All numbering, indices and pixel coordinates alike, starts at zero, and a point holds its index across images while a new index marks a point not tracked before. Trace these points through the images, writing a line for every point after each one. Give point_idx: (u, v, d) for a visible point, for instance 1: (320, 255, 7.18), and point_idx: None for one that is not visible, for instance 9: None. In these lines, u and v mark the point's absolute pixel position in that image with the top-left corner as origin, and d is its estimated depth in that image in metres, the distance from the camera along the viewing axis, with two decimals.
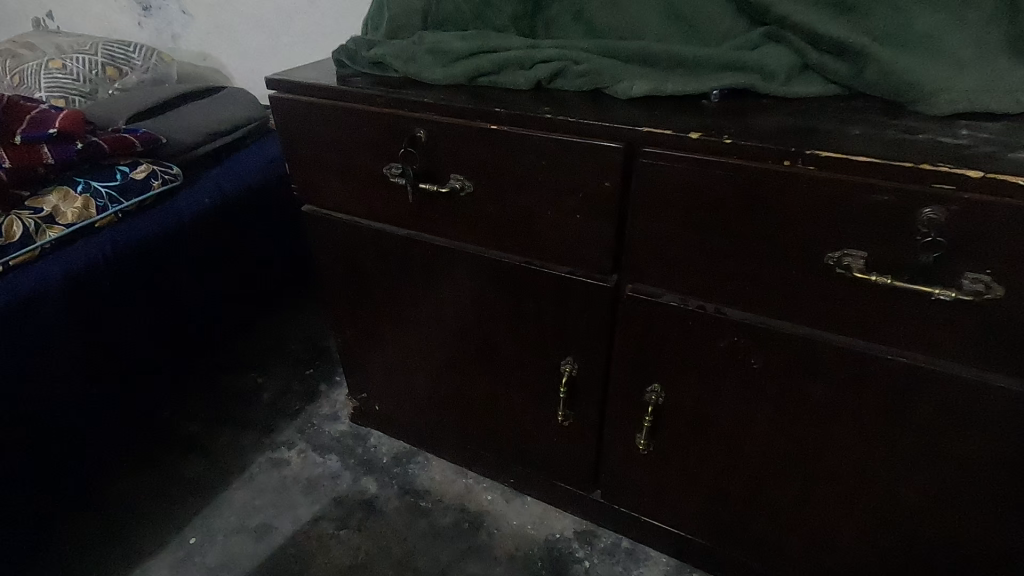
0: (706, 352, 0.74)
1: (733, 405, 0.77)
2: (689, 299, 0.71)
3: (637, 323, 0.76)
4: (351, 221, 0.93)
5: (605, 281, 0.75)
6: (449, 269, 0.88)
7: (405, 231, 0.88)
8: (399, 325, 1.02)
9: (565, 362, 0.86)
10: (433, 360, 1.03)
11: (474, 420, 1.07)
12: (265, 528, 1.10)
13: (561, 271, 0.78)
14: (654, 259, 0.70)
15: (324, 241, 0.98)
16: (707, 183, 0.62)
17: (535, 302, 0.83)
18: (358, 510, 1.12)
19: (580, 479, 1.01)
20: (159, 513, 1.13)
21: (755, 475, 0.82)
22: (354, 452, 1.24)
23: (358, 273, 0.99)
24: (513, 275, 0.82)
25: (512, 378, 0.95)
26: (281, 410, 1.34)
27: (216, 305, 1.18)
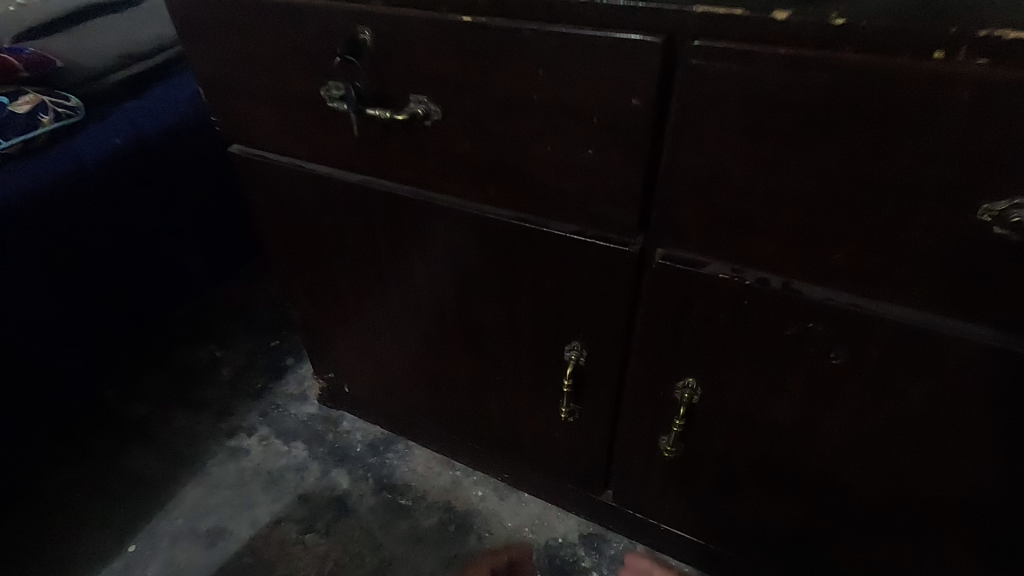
0: (763, 340, 0.55)
1: (793, 406, 0.58)
2: (746, 269, 0.52)
3: (669, 300, 0.57)
4: (290, 164, 0.71)
5: (626, 246, 0.55)
6: (416, 228, 0.67)
7: (360, 177, 0.67)
8: (363, 296, 0.82)
9: (571, 349, 0.67)
10: (408, 339, 0.84)
11: (460, 407, 0.89)
12: (218, 532, 0.94)
13: (565, 232, 0.57)
14: (698, 212, 0.50)
15: (261, 191, 0.77)
16: (799, 91, 0.41)
17: (531, 270, 0.62)
18: (327, 510, 0.96)
19: (587, 480, 0.84)
20: (95, 515, 0.97)
21: (812, 489, 0.64)
22: (324, 439, 1.07)
23: (308, 231, 0.78)
24: (501, 236, 0.61)
25: (504, 363, 0.76)
26: (241, 389, 1.16)
27: (143, 269, 0.98)
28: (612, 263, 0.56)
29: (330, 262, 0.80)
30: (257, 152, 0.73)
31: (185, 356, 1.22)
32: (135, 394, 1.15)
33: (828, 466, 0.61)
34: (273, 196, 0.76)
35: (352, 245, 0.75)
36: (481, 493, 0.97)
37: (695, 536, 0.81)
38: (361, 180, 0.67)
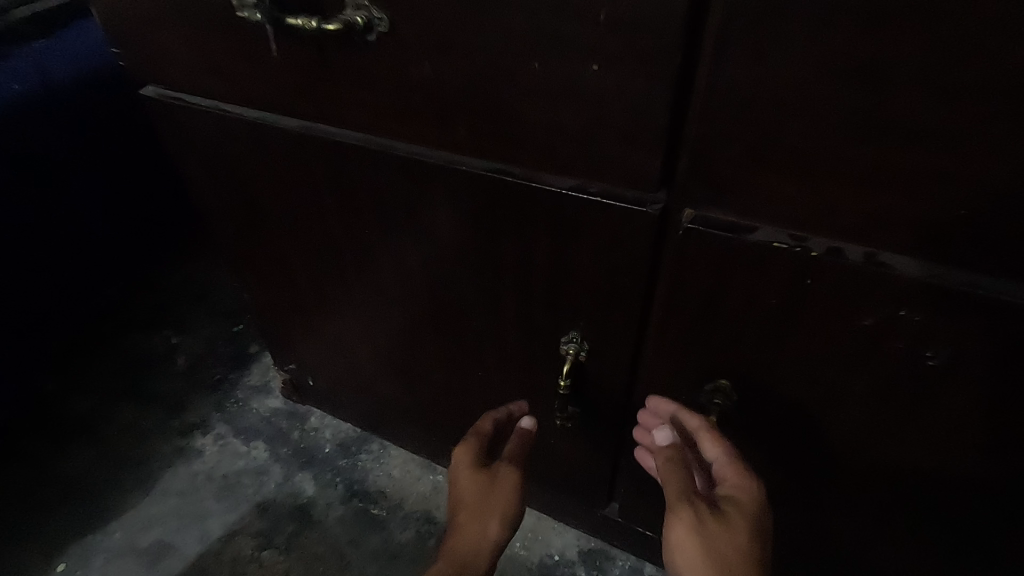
0: (826, 333, 0.40)
1: (859, 418, 0.45)
2: (810, 236, 0.37)
3: (698, 279, 0.42)
4: (213, 106, 0.56)
5: (642, 206, 0.40)
6: (370, 187, 0.53)
7: (298, 122, 0.52)
8: (318, 274, 0.68)
9: (567, 343, 0.53)
10: (374, 326, 0.70)
11: (440, 405, 0.75)
12: (162, 549, 0.82)
13: (560, 188, 0.42)
14: (748, 154, 0.35)
15: (186, 145, 0.62)
16: None
17: (517, 240, 0.48)
18: (287, 522, 0.84)
19: (588, 492, 0.71)
20: (21, 528, 0.84)
21: (871, 517, 0.51)
22: (288, 438, 0.94)
23: (246, 196, 0.63)
24: (476, 194, 0.47)
25: (488, 355, 0.62)
26: (197, 379, 1.02)
27: (52, 251, 0.85)
28: (624, 230, 0.42)
29: (276, 234, 0.66)
30: (174, 94, 0.58)
31: (134, 342, 1.07)
32: (76, 386, 1.01)
33: (897, 492, 0.48)
34: (200, 150, 0.61)
35: (299, 212, 0.61)
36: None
37: None
38: (299, 125, 0.52)
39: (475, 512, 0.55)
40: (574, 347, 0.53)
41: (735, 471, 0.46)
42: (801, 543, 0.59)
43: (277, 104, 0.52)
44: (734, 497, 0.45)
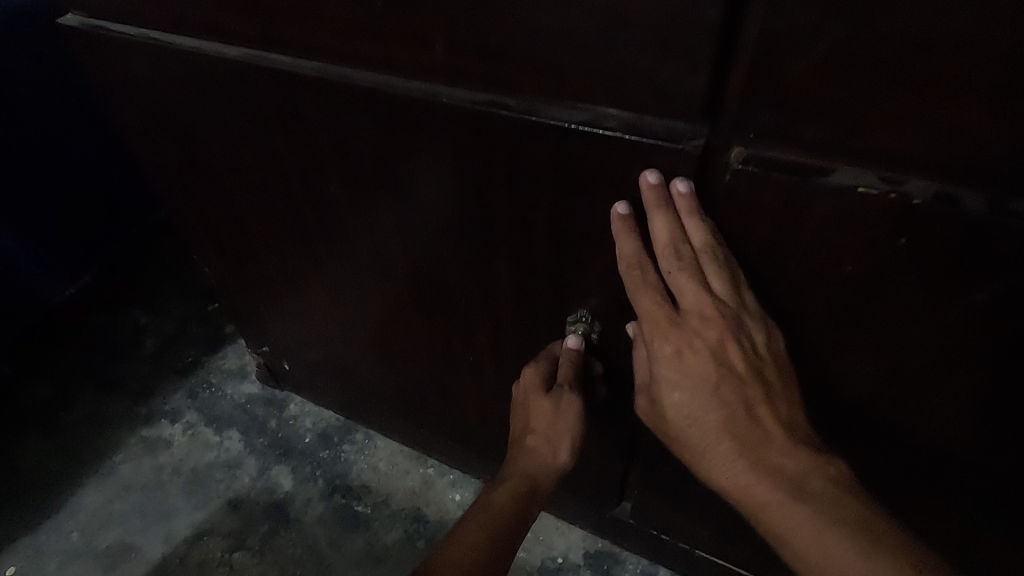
0: (914, 306, 0.31)
1: (942, 410, 0.36)
2: (908, 178, 0.27)
3: (747, 238, 0.33)
4: (143, 37, 0.46)
5: (674, 143, 0.30)
6: (330, 133, 0.43)
7: (240, 52, 0.42)
8: (283, 245, 0.58)
9: (572, 325, 0.44)
10: (351, 307, 0.61)
11: (428, 394, 0.67)
12: (122, 550, 0.74)
13: (566, 121, 0.33)
14: (833, 60, 0.25)
15: (121, 91, 0.52)
16: None
17: (512, 198, 0.38)
18: (261, 520, 0.76)
19: (597, 491, 0.62)
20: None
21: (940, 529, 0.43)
22: (265, 427, 0.85)
23: (194, 151, 0.54)
24: (461, 137, 0.37)
25: (479, 341, 0.53)
26: (167, 362, 0.93)
27: None
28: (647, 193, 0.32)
29: (233, 198, 0.56)
30: (100, 25, 0.48)
31: (100, 321, 0.98)
32: (34, 371, 0.92)
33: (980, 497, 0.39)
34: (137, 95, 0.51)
35: (255, 171, 0.51)
36: (458, 498, 0.76)
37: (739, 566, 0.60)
38: (244, 56, 0.42)
39: (545, 436, 0.47)
40: (583, 330, 0.44)
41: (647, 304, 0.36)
42: None
43: (216, 29, 0.42)
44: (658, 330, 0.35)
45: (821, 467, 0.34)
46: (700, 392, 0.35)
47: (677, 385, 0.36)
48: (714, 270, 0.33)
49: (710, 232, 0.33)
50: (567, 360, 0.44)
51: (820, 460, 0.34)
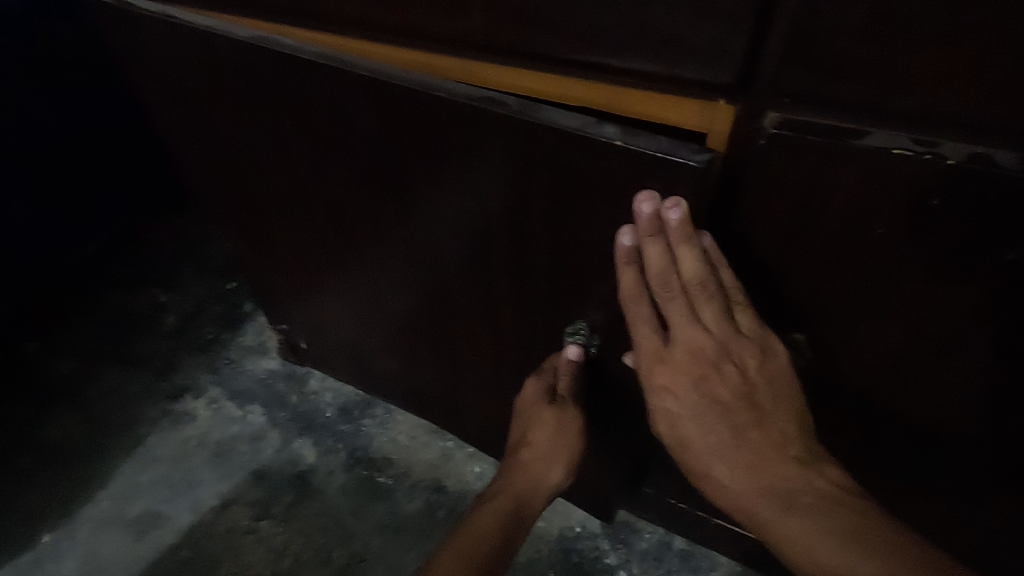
0: (941, 264, 0.33)
1: (963, 365, 0.37)
2: (943, 141, 0.28)
3: (779, 204, 0.34)
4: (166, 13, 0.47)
5: (677, 157, 0.31)
6: (351, 114, 0.43)
7: (251, 35, 0.43)
8: (306, 221, 0.59)
9: (574, 335, 0.48)
10: (372, 284, 0.62)
11: (446, 371, 0.68)
12: (152, 519, 0.76)
13: (564, 125, 0.34)
14: (869, 23, 0.25)
15: (147, 67, 0.53)
16: None
17: (525, 186, 0.39)
18: (286, 491, 0.77)
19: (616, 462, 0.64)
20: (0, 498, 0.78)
21: (959, 477, 0.45)
22: (286, 402, 0.87)
23: (218, 128, 0.54)
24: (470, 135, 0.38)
25: (498, 319, 0.54)
26: (187, 340, 0.95)
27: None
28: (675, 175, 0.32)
29: (256, 174, 0.57)
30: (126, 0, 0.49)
31: (120, 300, 0.99)
32: (57, 347, 0.93)
33: (999, 450, 0.41)
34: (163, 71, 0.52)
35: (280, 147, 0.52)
36: (476, 470, 0.78)
37: (755, 533, 0.62)
38: (263, 44, 0.43)
39: (540, 452, 0.53)
40: (582, 340, 0.48)
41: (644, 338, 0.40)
42: None
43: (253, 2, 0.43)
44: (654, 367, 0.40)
45: (813, 480, 0.38)
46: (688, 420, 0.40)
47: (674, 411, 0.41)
48: (705, 305, 0.36)
49: (703, 265, 0.35)
50: (567, 369, 0.49)
51: (812, 473, 0.39)
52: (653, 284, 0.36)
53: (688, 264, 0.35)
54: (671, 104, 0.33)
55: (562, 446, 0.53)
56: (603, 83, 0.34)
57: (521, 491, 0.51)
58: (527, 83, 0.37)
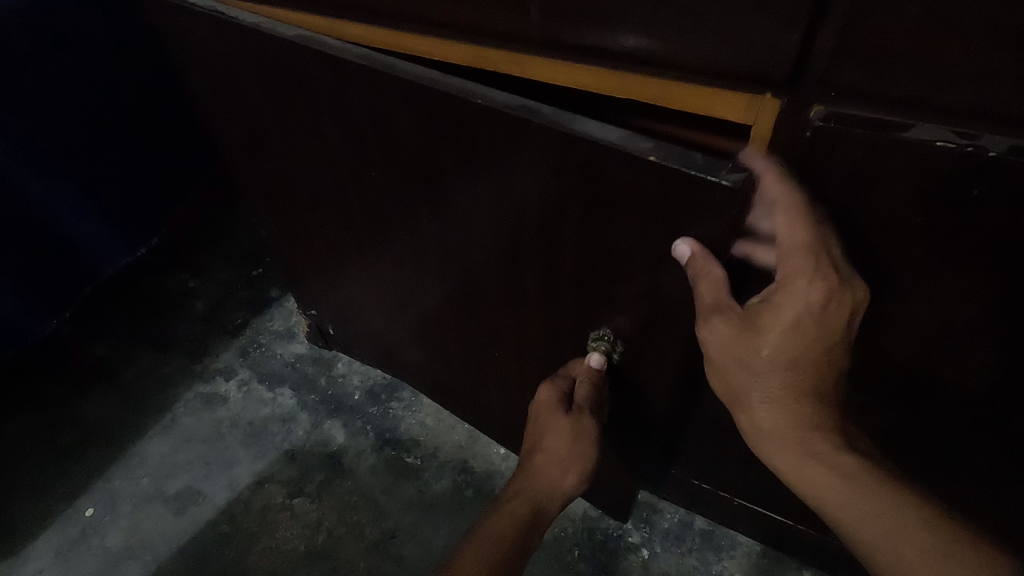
0: (973, 248, 0.35)
1: (992, 347, 0.39)
2: (982, 134, 0.30)
3: (820, 192, 0.36)
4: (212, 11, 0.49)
5: (709, 175, 0.32)
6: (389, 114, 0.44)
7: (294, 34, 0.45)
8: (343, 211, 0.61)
9: (598, 341, 0.49)
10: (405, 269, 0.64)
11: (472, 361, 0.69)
12: (190, 495, 0.79)
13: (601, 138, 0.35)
14: (914, 25, 0.27)
15: (196, 62, 0.55)
16: None
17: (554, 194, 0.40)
18: (318, 470, 0.80)
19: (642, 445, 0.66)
20: (44, 475, 0.81)
21: (985, 450, 0.47)
22: (316, 385, 0.89)
23: (262, 120, 0.56)
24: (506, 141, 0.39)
25: (525, 312, 0.55)
26: (217, 324, 0.97)
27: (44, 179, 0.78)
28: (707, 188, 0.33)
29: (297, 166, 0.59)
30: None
31: (151, 285, 1.02)
32: (92, 330, 0.96)
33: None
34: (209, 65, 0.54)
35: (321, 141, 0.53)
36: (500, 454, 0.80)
37: (776, 513, 0.64)
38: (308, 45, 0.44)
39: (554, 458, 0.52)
40: (604, 348, 0.49)
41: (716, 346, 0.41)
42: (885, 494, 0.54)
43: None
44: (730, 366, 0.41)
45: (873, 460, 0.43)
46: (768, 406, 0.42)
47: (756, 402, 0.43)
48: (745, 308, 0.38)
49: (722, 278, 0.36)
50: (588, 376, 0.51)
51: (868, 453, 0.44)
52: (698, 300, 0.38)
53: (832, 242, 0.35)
54: (719, 98, 0.35)
55: (582, 454, 0.53)
56: (653, 78, 0.36)
57: (535, 497, 0.51)
58: (576, 76, 0.39)
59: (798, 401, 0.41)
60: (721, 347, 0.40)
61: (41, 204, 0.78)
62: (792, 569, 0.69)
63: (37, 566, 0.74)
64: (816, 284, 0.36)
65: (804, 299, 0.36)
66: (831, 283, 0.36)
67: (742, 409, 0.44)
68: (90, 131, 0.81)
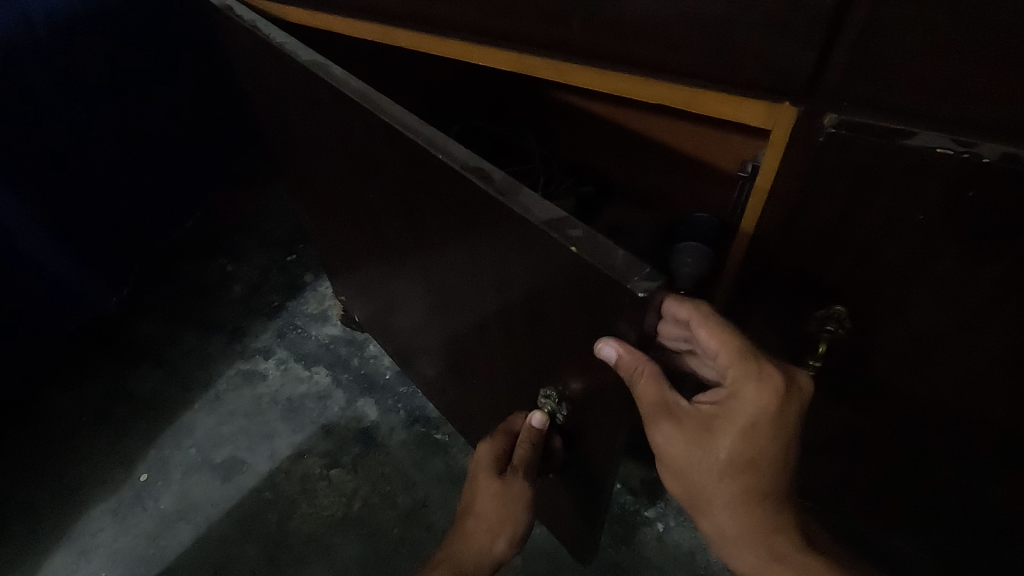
0: (971, 248, 0.38)
1: (988, 338, 0.43)
2: (979, 142, 0.33)
3: (831, 195, 0.39)
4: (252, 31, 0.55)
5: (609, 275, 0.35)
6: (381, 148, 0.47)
7: (304, 60, 0.51)
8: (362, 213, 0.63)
9: (543, 399, 0.51)
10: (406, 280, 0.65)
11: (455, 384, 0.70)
12: (234, 465, 0.85)
13: (527, 216, 0.38)
14: (917, 45, 0.31)
15: (251, 62, 0.59)
16: None
17: (497, 250, 0.43)
18: (353, 443, 0.86)
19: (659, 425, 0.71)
20: (100, 445, 0.87)
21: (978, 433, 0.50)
22: (349, 364, 0.95)
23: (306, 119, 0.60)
24: (454, 192, 0.43)
25: None
26: (255, 306, 1.03)
27: (109, 165, 0.84)
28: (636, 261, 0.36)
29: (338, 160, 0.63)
30: (239, 12, 0.57)
31: (192, 269, 1.08)
32: (139, 310, 1.02)
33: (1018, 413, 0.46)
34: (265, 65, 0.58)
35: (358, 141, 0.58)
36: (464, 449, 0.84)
37: None
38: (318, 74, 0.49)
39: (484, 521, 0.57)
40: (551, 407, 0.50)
41: (674, 453, 0.45)
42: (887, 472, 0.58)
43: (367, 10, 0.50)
44: (682, 469, 0.46)
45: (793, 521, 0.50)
46: (723, 506, 0.47)
47: (717, 504, 0.47)
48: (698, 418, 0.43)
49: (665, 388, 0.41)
50: (529, 435, 0.52)
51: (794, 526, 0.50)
52: (648, 410, 0.42)
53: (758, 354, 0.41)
54: (742, 105, 0.39)
55: (511, 518, 0.58)
56: (681, 86, 0.40)
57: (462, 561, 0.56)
58: (609, 82, 0.43)
59: (755, 490, 0.46)
60: (680, 444, 0.44)
61: (103, 190, 0.84)
62: None
63: (97, 525, 0.80)
64: (762, 388, 0.41)
65: (754, 403, 0.41)
66: (775, 384, 0.41)
67: (704, 510, 0.49)
68: (144, 120, 0.86)
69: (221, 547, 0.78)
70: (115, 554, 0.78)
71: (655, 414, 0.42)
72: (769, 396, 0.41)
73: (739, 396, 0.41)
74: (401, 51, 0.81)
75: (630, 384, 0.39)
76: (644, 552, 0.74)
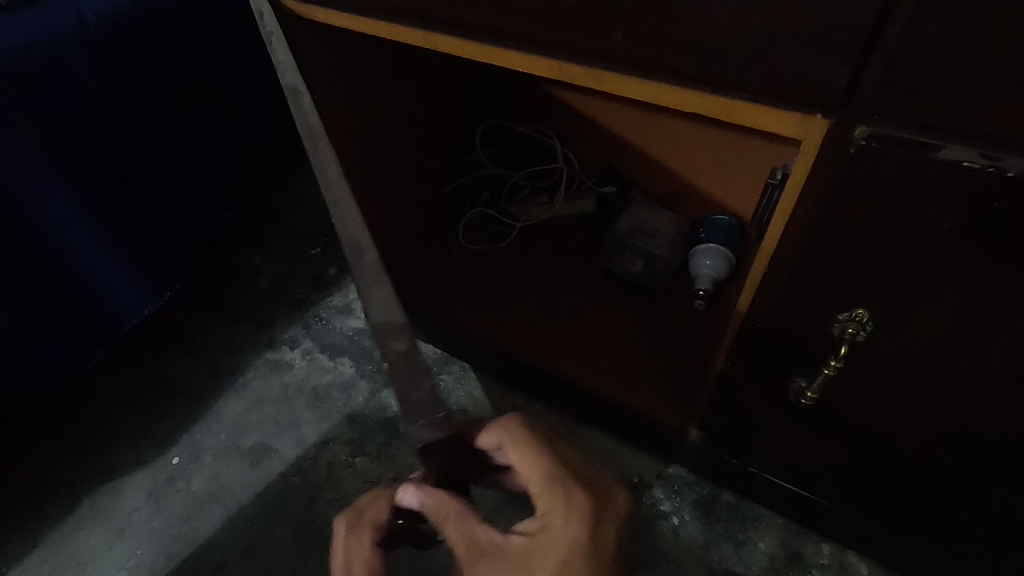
0: (993, 256, 0.40)
1: (1006, 345, 0.44)
2: (1004, 156, 0.35)
3: (855, 203, 0.41)
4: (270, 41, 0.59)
5: None
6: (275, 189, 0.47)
7: None
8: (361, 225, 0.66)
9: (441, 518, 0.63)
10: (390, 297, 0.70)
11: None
12: (262, 450, 0.88)
13: None
14: (949, 64, 0.33)
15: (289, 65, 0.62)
16: None
17: None
18: (377, 432, 0.88)
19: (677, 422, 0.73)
20: (131, 411, 0.92)
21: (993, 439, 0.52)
22: (373, 356, 0.97)
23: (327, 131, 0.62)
24: None
25: None
26: (281, 298, 1.05)
27: (150, 158, 0.87)
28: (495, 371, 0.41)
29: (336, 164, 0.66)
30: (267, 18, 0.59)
31: (221, 260, 1.11)
32: (169, 300, 1.05)
33: None
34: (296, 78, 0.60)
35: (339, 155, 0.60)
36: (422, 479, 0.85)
37: (799, 487, 0.70)
38: None
39: None
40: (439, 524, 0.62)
41: None
42: (901, 472, 0.60)
43: (411, 16, 0.52)
44: None
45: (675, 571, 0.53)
46: None
47: None
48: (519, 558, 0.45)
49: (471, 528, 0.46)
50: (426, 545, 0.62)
51: None
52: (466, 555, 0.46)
53: (564, 474, 0.47)
54: (776, 116, 0.41)
55: None
56: (717, 97, 0.42)
57: None
58: (646, 91, 0.45)
59: None
60: None
61: (143, 182, 0.87)
62: (812, 541, 0.75)
63: (133, 504, 0.83)
64: (571, 515, 0.45)
65: (564, 535, 0.44)
66: (581, 513, 0.45)
67: None
68: (182, 116, 0.89)
69: (249, 528, 0.81)
70: (150, 534, 0.81)
71: (469, 556, 0.45)
72: (575, 520, 0.45)
73: (550, 524, 0.45)
74: (432, 53, 0.84)
75: (440, 529, 0.47)
76: (660, 544, 0.76)
